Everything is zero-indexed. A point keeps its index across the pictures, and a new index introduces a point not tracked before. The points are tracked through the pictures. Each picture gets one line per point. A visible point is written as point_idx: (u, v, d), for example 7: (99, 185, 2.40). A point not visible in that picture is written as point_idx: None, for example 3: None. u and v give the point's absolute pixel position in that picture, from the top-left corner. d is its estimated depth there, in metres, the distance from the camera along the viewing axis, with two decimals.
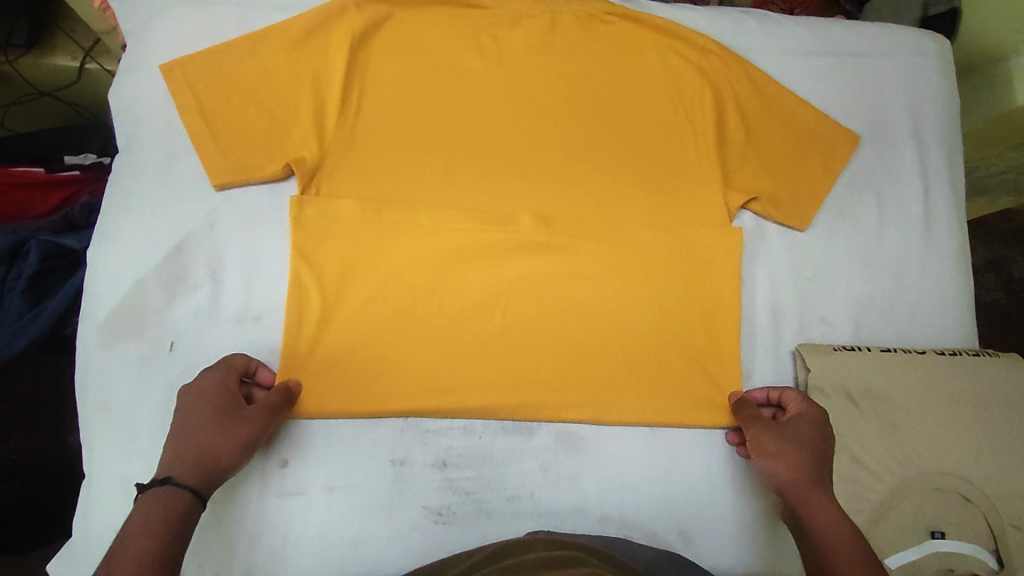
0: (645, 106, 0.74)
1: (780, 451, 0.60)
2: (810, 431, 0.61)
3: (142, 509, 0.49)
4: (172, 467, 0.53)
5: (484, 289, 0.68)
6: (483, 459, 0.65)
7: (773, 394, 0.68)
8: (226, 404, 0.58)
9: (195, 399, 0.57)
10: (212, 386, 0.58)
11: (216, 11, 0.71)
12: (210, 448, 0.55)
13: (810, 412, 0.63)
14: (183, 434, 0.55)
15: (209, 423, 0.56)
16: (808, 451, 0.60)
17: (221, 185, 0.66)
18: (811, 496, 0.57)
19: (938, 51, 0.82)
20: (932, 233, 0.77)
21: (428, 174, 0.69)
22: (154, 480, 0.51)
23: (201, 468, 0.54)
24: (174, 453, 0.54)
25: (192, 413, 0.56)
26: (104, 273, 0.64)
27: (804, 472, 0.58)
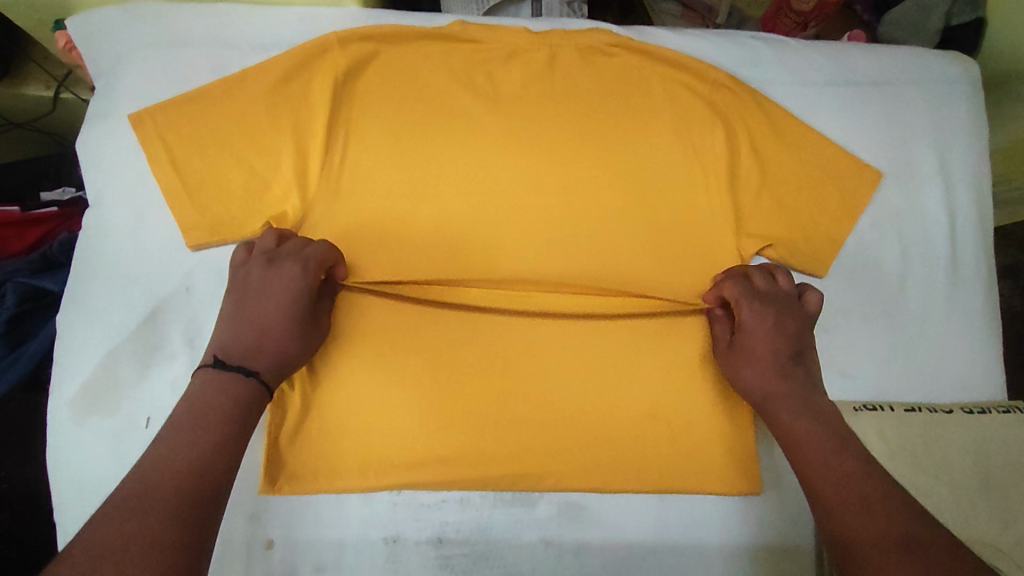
0: (651, 143, 0.68)
1: (743, 368, 0.60)
2: (760, 339, 0.60)
3: (225, 392, 0.51)
4: (253, 362, 0.53)
5: (480, 350, 0.63)
6: (482, 534, 0.61)
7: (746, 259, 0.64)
8: (302, 312, 0.57)
9: (276, 295, 0.56)
10: (291, 288, 0.56)
11: (190, 54, 0.66)
12: (283, 355, 0.55)
13: (747, 316, 0.61)
14: (262, 329, 0.55)
15: (285, 326, 0.56)
16: (759, 363, 0.60)
17: (198, 246, 0.62)
18: (778, 407, 0.58)
19: (967, 76, 0.76)
20: (958, 277, 0.72)
21: (419, 224, 0.65)
22: (238, 367, 0.52)
23: (274, 372, 0.55)
24: (250, 343, 0.54)
25: (268, 313, 0.56)
26: (76, 343, 0.60)
27: (765, 388, 0.59)
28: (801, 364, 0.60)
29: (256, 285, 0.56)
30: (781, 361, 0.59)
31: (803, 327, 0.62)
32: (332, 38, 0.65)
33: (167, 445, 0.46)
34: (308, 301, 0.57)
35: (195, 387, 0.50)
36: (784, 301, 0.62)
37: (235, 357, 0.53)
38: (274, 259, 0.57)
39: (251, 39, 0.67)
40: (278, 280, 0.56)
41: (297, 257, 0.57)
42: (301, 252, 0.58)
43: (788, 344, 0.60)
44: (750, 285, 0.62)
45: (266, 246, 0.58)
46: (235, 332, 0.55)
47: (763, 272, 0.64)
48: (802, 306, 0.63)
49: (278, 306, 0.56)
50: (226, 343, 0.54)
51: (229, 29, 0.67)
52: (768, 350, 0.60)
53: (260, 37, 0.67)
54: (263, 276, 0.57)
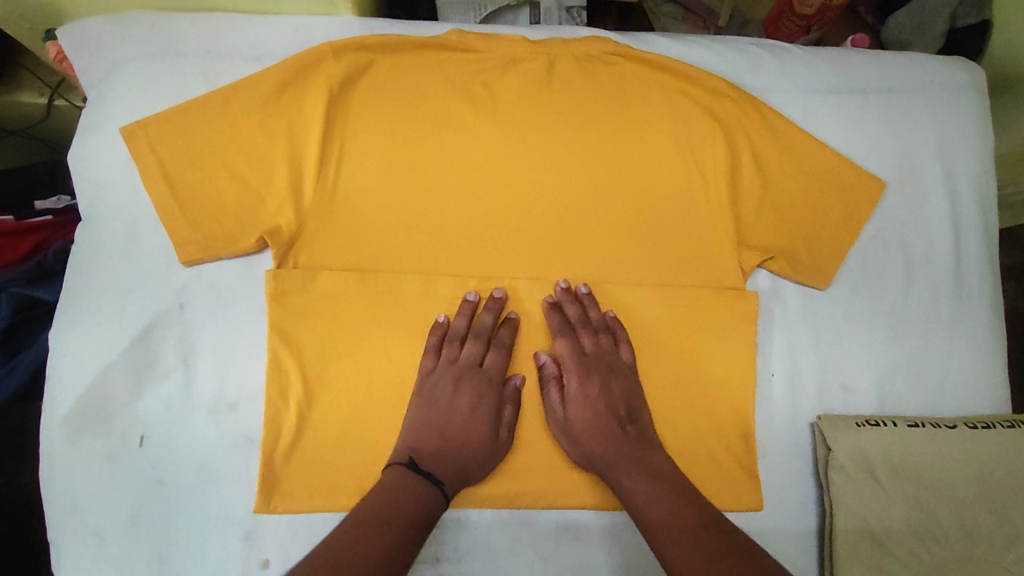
0: (651, 154, 0.67)
1: (570, 436, 0.60)
2: (605, 408, 0.61)
3: (411, 493, 0.55)
4: (438, 467, 0.58)
5: (479, 366, 0.63)
6: (480, 552, 0.61)
7: (575, 312, 0.63)
8: (488, 417, 0.60)
9: (455, 404, 0.60)
10: (483, 402, 0.61)
11: (182, 65, 0.65)
12: (468, 464, 0.59)
13: (574, 383, 0.62)
14: (444, 439, 0.59)
15: (490, 430, 0.60)
16: (598, 429, 0.60)
17: (191, 262, 0.61)
18: (618, 473, 0.59)
19: (972, 83, 0.75)
20: (963, 288, 0.71)
21: (416, 238, 0.64)
22: (428, 473, 0.57)
23: (456, 477, 0.58)
24: (438, 448, 0.59)
25: (456, 424, 0.60)
26: (67, 361, 0.59)
27: (610, 454, 0.59)
28: (637, 423, 0.61)
29: (442, 397, 0.60)
30: (619, 430, 0.60)
31: (630, 388, 0.62)
32: (327, 48, 0.63)
33: (354, 535, 0.51)
34: (511, 407, 0.61)
35: (388, 487, 0.55)
36: (615, 369, 0.62)
37: (425, 462, 0.57)
38: (461, 372, 0.61)
39: (245, 49, 0.66)
40: (469, 392, 0.61)
41: (481, 368, 0.62)
42: (480, 359, 0.62)
43: (613, 408, 0.61)
44: (579, 346, 0.62)
45: (455, 356, 0.62)
46: (420, 434, 0.59)
47: (579, 304, 0.64)
48: (619, 359, 0.63)
49: (511, 425, 0.61)
50: (415, 445, 0.58)
51: (223, 39, 0.66)
52: (597, 417, 0.60)
53: (254, 48, 0.66)
54: (473, 400, 0.61)
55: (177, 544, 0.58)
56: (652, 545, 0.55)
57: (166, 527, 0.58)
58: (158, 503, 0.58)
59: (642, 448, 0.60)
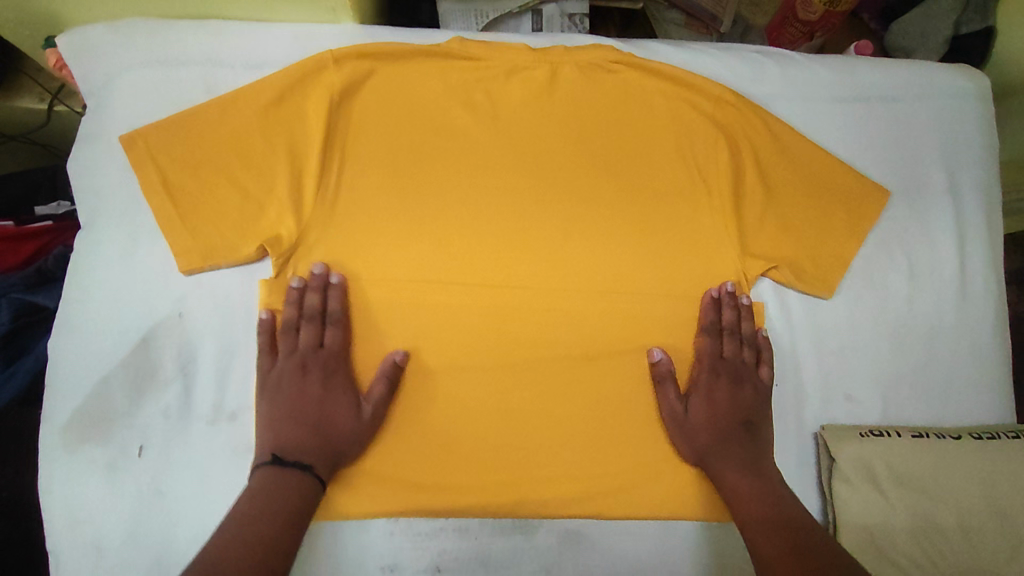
0: (653, 162, 0.67)
1: (686, 428, 0.61)
2: (724, 405, 0.62)
3: (284, 486, 0.53)
4: (307, 457, 0.56)
5: (479, 375, 0.62)
6: (480, 563, 0.60)
7: (726, 314, 0.64)
8: (347, 397, 0.59)
9: (282, 395, 0.59)
10: (302, 390, 0.59)
11: (182, 73, 0.65)
12: (337, 445, 0.58)
13: (704, 379, 0.63)
14: (307, 426, 0.57)
15: (351, 409, 0.58)
16: (715, 426, 0.61)
17: (190, 271, 0.60)
18: (720, 467, 0.60)
19: (977, 91, 0.75)
20: (968, 297, 0.71)
21: (416, 247, 0.63)
22: (293, 462, 0.55)
23: (327, 463, 0.57)
24: (306, 438, 0.57)
25: (292, 414, 0.58)
26: (67, 369, 0.59)
27: (715, 447, 0.61)
28: (756, 432, 0.62)
29: (269, 397, 0.59)
30: (733, 427, 0.62)
31: (756, 400, 0.63)
32: (327, 56, 0.63)
33: (222, 535, 0.49)
34: (381, 384, 0.59)
35: (257, 483, 0.53)
36: (741, 373, 0.64)
37: (289, 455, 0.56)
38: (302, 360, 0.60)
39: (244, 57, 0.66)
40: (287, 384, 0.59)
41: (320, 350, 0.60)
42: (318, 341, 0.60)
43: (737, 413, 0.62)
44: (718, 348, 0.64)
45: (293, 346, 0.60)
46: (282, 429, 0.57)
47: (738, 310, 0.64)
48: (757, 376, 0.65)
49: (377, 403, 0.59)
50: (280, 441, 0.57)
51: (222, 47, 0.66)
52: (716, 415, 0.62)
53: (254, 55, 0.66)
54: (324, 385, 0.59)
55: (176, 555, 0.57)
56: (744, 537, 0.55)
57: (164, 537, 0.58)
58: (157, 514, 0.58)
59: (740, 444, 0.61)
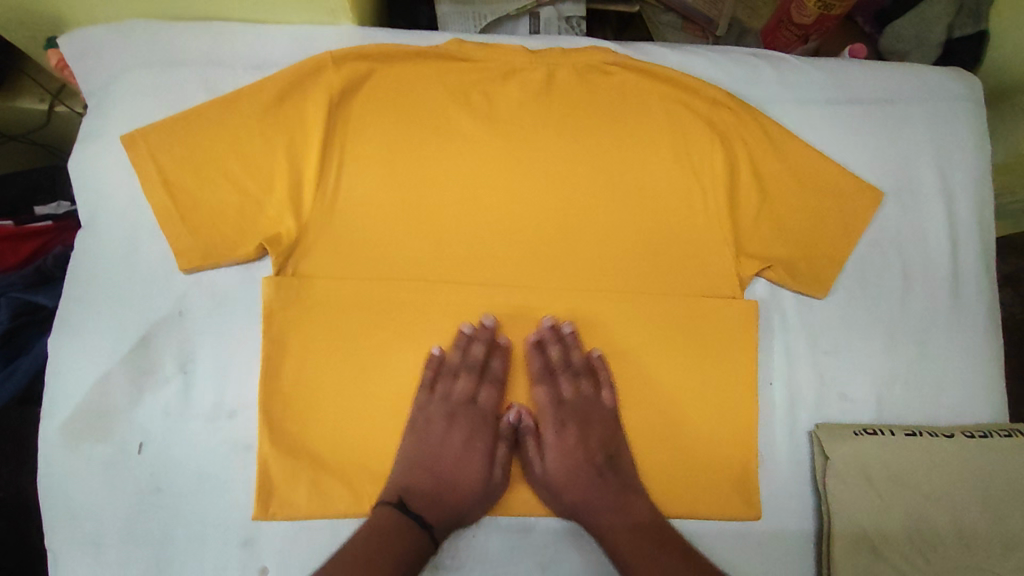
0: (650, 164, 0.68)
1: (549, 488, 0.62)
2: (570, 445, 0.64)
3: (400, 534, 0.58)
4: (428, 511, 0.60)
5: (478, 374, 0.63)
6: (477, 560, 0.61)
7: (546, 352, 0.64)
8: (482, 456, 0.63)
9: (445, 440, 0.63)
10: (461, 441, 0.63)
11: (183, 74, 0.65)
12: (461, 503, 0.61)
13: (548, 428, 0.65)
14: (433, 477, 0.61)
15: (485, 469, 0.62)
16: (577, 477, 0.62)
17: (191, 270, 0.61)
18: (586, 511, 0.62)
19: (969, 94, 0.76)
20: (960, 297, 0.71)
21: (415, 246, 0.64)
22: (416, 515, 0.59)
23: (446, 515, 0.60)
24: (429, 487, 0.61)
25: (422, 463, 0.62)
26: (66, 367, 0.59)
27: (568, 488, 0.62)
28: (615, 468, 0.63)
29: (423, 446, 0.62)
30: (590, 465, 0.63)
31: (609, 432, 0.64)
32: (327, 58, 0.64)
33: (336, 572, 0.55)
34: (505, 445, 0.64)
35: (376, 524, 0.57)
36: (588, 413, 0.64)
37: (415, 502, 0.60)
38: (455, 413, 0.64)
39: (245, 58, 0.66)
40: (454, 436, 0.63)
41: (475, 404, 0.65)
42: (472, 395, 0.64)
43: (591, 454, 0.63)
44: (556, 394, 0.65)
45: (449, 392, 0.64)
46: (415, 475, 0.61)
47: (561, 342, 0.64)
48: (601, 404, 0.64)
49: (503, 466, 0.63)
50: (406, 485, 0.60)
51: (223, 48, 0.66)
52: (577, 454, 0.63)
53: (254, 57, 0.66)
54: (463, 441, 0.63)
55: (176, 551, 0.58)
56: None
57: (162, 534, 0.58)
58: (155, 511, 0.58)
59: (586, 483, 0.62)
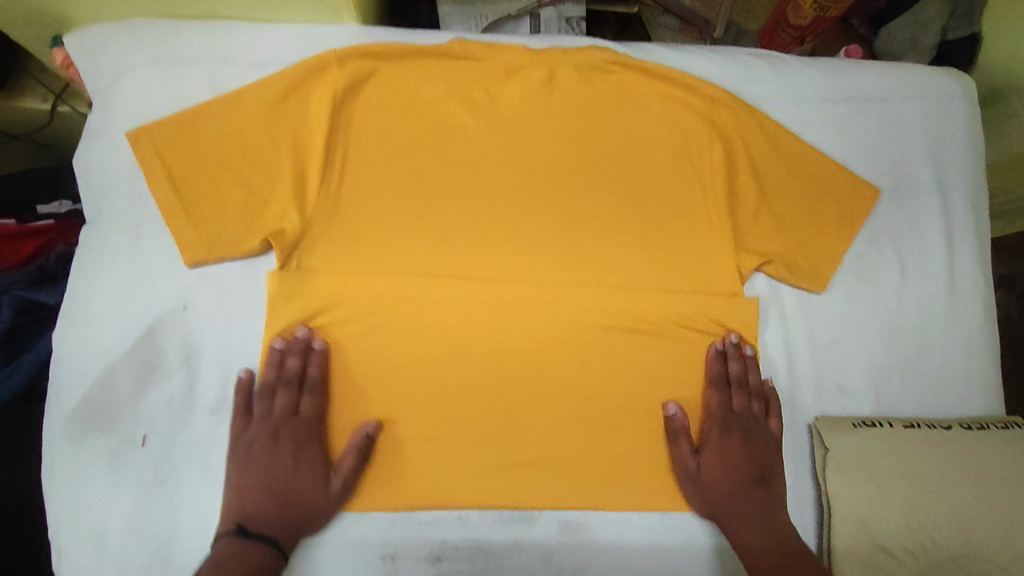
0: (649, 160, 0.69)
1: (697, 484, 0.63)
2: (740, 456, 0.64)
3: (244, 560, 0.54)
4: (271, 529, 0.57)
5: (481, 368, 0.63)
6: (481, 552, 0.61)
7: (732, 368, 0.66)
8: (316, 469, 0.59)
9: (261, 458, 0.59)
10: (258, 457, 0.59)
11: (188, 71, 0.66)
12: (303, 516, 0.58)
13: (714, 436, 0.64)
14: (262, 494, 0.58)
15: (320, 483, 0.59)
16: (728, 483, 0.63)
17: (195, 264, 0.61)
18: (730, 521, 0.61)
19: (964, 93, 0.77)
20: (956, 292, 0.72)
21: (418, 241, 0.64)
22: (259, 536, 0.56)
23: (298, 532, 0.58)
24: (272, 509, 0.57)
25: (255, 483, 0.58)
26: (71, 360, 0.60)
27: (723, 494, 0.62)
28: (770, 484, 0.63)
29: (265, 463, 0.59)
30: (750, 478, 0.63)
31: (768, 452, 0.65)
32: (330, 55, 0.64)
33: None
34: (351, 455, 0.59)
35: (226, 553, 0.54)
36: (750, 428, 0.65)
37: (256, 525, 0.56)
38: (278, 429, 0.60)
39: (249, 57, 0.67)
40: (261, 451, 0.59)
41: (297, 417, 0.60)
42: (295, 407, 0.60)
43: (751, 466, 0.64)
44: (727, 403, 0.65)
45: (269, 410, 0.60)
46: (247, 497, 0.58)
47: (742, 361, 0.66)
48: (766, 427, 0.66)
49: (348, 475, 0.59)
50: (245, 510, 0.57)
51: (227, 46, 0.67)
52: (733, 466, 0.63)
53: (259, 55, 0.67)
54: (294, 455, 0.59)
55: (180, 544, 0.58)
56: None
57: (167, 526, 0.58)
58: (160, 503, 0.59)
59: (745, 493, 0.62)
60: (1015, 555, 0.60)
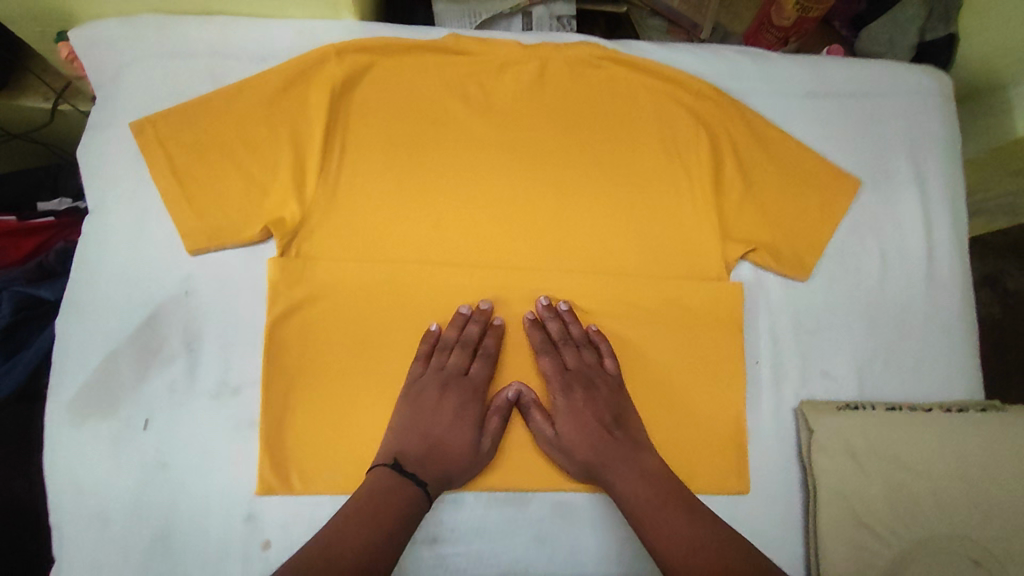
0: (639, 152, 0.71)
1: (563, 450, 0.63)
2: (587, 415, 0.63)
3: (400, 498, 0.57)
4: (425, 472, 0.59)
5: (477, 352, 0.65)
6: (476, 534, 0.62)
7: (573, 329, 0.66)
8: (472, 426, 0.62)
9: (437, 408, 0.62)
10: (436, 406, 0.62)
11: (190, 66, 0.68)
12: (452, 468, 0.60)
13: (559, 401, 0.64)
14: (428, 441, 0.61)
15: (473, 440, 0.62)
16: (589, 438, 0.62)
17: (197, 251, 0.63)
18: (611, 479, 0.61)
19: (940, 89, 0.80)
20: (935, 280, 0.75)
21: (415, 230, 0.66)
22: (411, 476, 0.58)
23: (444, 484, 0.60)
24: (422, 453, 0.60)
25: (429, 429, 0.61)
26: (74, 346, 0.61)
27: (589, 454, 0.62)
28: (625, 430, 0.63)
29: (410, 411, 0.61)
30: (602, 432, 0.63)
31: (614, 396, 0.64)
32: (329, 50, 0.66)
33: (333, 528, 0.54)
34: (498, 418, 0.63)
35: (379, 486, 0.57)
36: (592, 379, 0.65)
37: (409, 465, 0.59)
38: (447, 382, 0.63)
39: (250, 52, 0.69)
40: (428, 403, 0.62)
41: (467, 376, 0.64)
42: (467, 367, 0.64)
43: (602, 414, 0.63)
44: (558, 362, 0.65)
45: (442, 364, 0.64)
46: (405, 439, 0.60)
47: (561, 319, 0.66)
48: (605, 372, 0.65)
49: (494, 436, 0.63)
50: (400, 451, 0.60)
51: (229, 42, 0.69)
52: (586, 422, 0.63)
53: (259, 50, 0.69)
54: (456, 409, 0.62)
55: (180, 525, 0.59)
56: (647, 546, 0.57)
57: (168, 508, 0.59)
58: (161, 485, 0.59)
59: (608, 448, 0.62)
60: (1009, 534, 0.61)
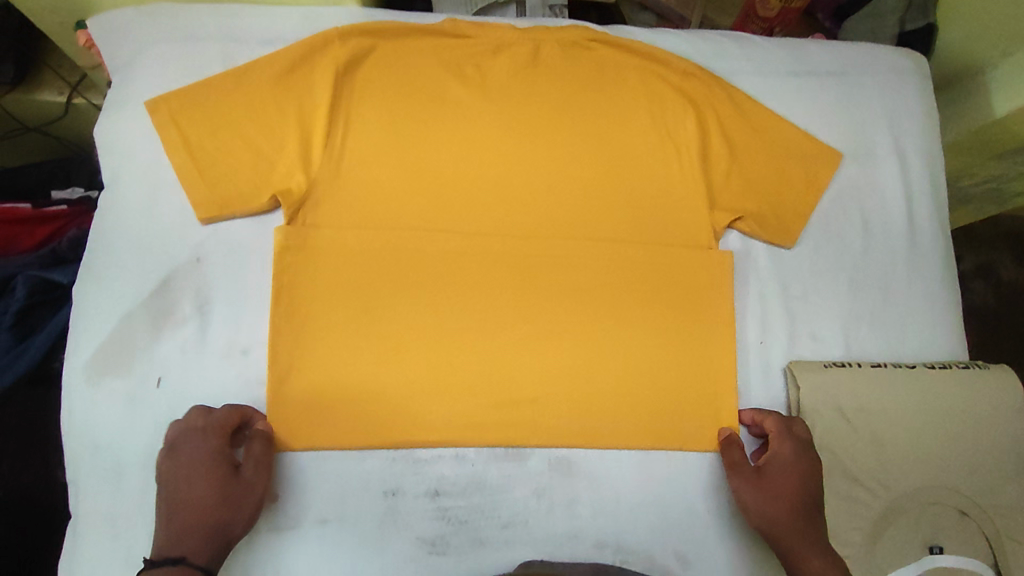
0: (628, 127, 0.74)
1: (761, 501, 0.63)
2: (798, 474, 0.64)
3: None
4: (191, 542, 0.55)
5: (475, 317, 0.68)
6: (477, 487, 0.65)
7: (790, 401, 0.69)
8: (226, 470, 0.58)
9: (165, 488, 0.58)
10: (177, 474, 0.58)
11: (202, 48, 0.72)
12: (223, 525, 0.57)
13: (781, 456, 0.65)
14: (175, 511, 0.56)
15: (235, 481, 0.58)
16: (791, 500, 0.63)
17: (208, 220, 0.66)
18: (791, 538, 0.62)
19: (917, 68, 0.83)
20: (918, 247, 0.78)
21: (415, 200, 0.69)
22: (172, 555, 0.54)
23: (218, 547, 0.56)
24: (184, 528, 0.56)
25: (180, 500, 0.57)
26: (90, 310, 0.64)
27: (782, 512, 0.63)
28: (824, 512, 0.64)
29: (164, 485, 0.58)
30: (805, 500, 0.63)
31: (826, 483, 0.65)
32: (333, 33, 0.70)
33: None
34: (255, 447, 0.60)
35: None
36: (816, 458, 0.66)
37: (172, 546, 0.55)
38: (181, 445, 0.59)
39: (258, 35, 0.73)
40: (176, 471, 0.58)
41: (202, 428, 0.60)
42: (198, 420, 0.60)
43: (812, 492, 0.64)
44: (792, 428, 0.67)
45: (177, 430, 0.60)
46: (167, 525, 0.56)
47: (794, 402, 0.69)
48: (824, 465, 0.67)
49: (257, 465, 0.59)
50: (163, 538, 0.55)
51: (239, 27, 0.73)
52: (793, 484, 0.64)
53: (267, 34, 0.73)
54: (203, 467, 0.58)
55: None
56: None
57: None
58: None
59: (803, 511, 0.63)
60: (985, 488, 0.67)
